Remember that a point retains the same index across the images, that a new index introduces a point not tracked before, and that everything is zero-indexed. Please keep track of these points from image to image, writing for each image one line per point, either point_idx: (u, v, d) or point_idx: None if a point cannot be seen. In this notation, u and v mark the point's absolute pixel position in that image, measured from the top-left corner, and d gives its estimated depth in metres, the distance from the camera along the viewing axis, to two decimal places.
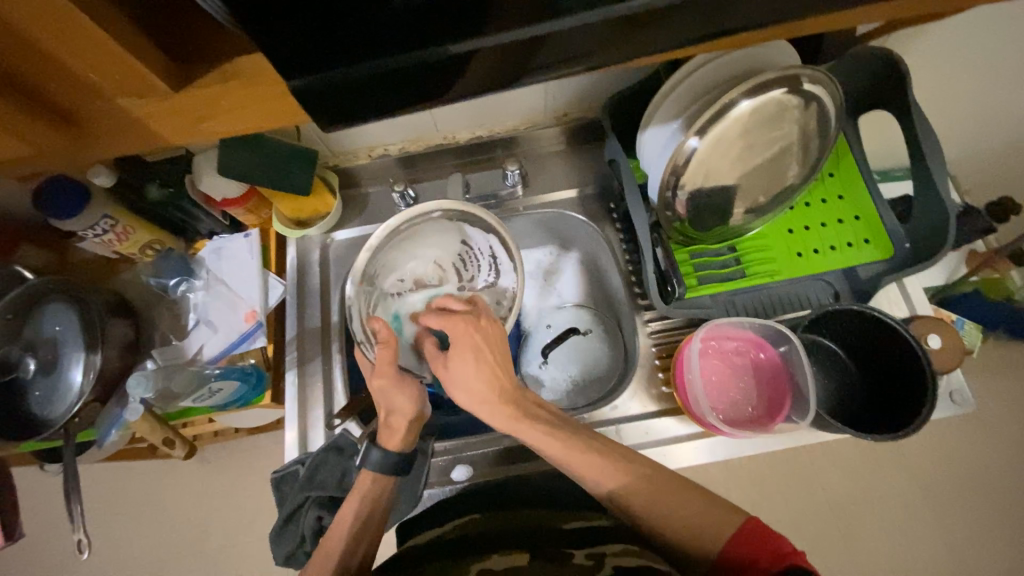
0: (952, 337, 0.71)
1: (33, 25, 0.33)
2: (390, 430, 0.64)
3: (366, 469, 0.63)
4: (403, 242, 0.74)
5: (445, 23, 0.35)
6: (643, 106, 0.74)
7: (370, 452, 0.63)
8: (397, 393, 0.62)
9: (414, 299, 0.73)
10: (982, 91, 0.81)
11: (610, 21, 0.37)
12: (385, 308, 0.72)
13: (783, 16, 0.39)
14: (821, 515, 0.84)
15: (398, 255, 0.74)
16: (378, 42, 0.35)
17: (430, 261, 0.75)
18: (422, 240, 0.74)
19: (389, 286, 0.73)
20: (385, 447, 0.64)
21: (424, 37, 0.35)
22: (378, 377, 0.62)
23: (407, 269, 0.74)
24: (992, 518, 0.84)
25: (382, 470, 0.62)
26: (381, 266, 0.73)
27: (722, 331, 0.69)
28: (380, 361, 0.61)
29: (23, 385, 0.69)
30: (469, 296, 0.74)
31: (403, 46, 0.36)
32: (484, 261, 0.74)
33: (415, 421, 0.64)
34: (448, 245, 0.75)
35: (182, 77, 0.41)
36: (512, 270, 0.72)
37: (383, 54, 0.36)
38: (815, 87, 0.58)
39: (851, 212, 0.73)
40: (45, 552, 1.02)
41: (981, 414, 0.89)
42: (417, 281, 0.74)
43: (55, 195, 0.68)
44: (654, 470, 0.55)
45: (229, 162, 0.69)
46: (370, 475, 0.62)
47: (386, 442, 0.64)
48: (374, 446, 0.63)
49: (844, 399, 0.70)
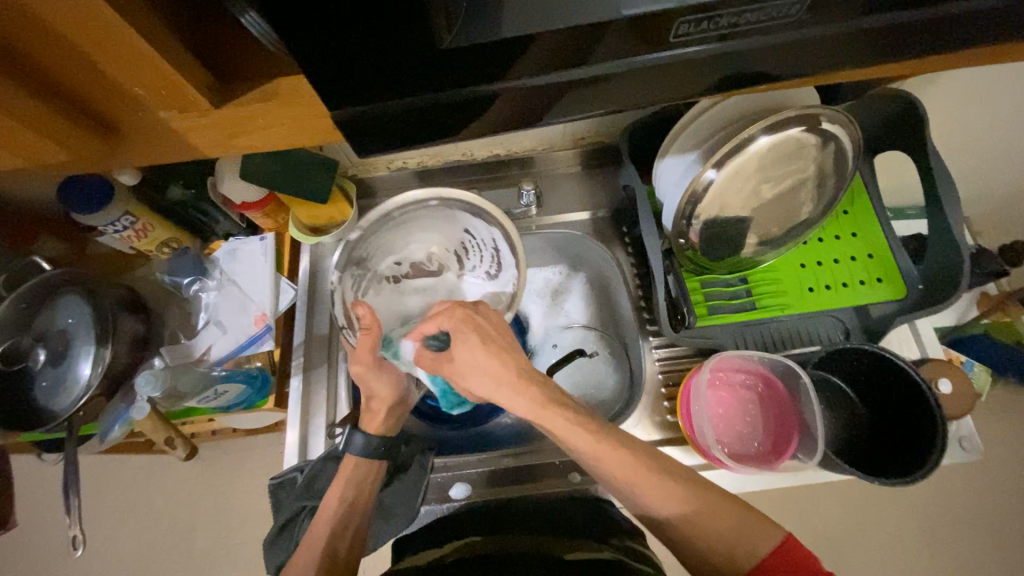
0: (963, 382, 0.70)
1: (85, 39, 0.34)
2: (371, 413, 0.65)
3: (350, 453, 0.63)
4: (398, 226, 0.73)
5: (471, 64, 0.35)
6: (661, 134, 0.75)
7: (354, 437, 0.64)
8: (375, 379, 0.63)
9: (410, 283, 0.76)
10: (999, 138, 0.81)
11: (642, 65, 0.37)
12: (376, 291, 0.74)
13: (812, 69, 0.39)
14: (821, 553, 0.83)
15: (392, 238, 0.73)
16: (420, 78, 0.35)
17: (428, 246, 0.75)
18: (417, 226, 0.74)
19: (383, 269, 0.74)
20: (368, 430, 0.64)
21: (466, 76, 0.36)
22: (356, 363, 0.62)
23: (405, 253, 0.75)
24: (999, 569, 0.82)
25: (366, 454, 0.63)
26: (373, 250, 0.73)
27: (730, 363, 0.69)
28: (361, 347, 0.61)
29: (32, 376, 0.69)
30: (462, 287, 0.76)
31: (445, 84, 0.36)
32: (486, 252, 0.73)
33: (397, 405, 0.65)
34: (447, 233, 0.74)
35: (222, 93, 0.41)
36: (514, 266, 0.71)
37: (423, 89, 0.36)
38: (833, 126, 0.58)
39: (865, 252, 0.73)
40: (35, 543, 1.02)
41: (988, 459, 0.88)
42: (412, 264, 0.75)
43: (78, 191, 0.69)
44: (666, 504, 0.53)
45: (251, 168, 0.70)
46: (354, 460, 0.63)
47: (367, 426, 0.65)
48: (357, 430, 0.64)
49: (851, 439, 0.69)
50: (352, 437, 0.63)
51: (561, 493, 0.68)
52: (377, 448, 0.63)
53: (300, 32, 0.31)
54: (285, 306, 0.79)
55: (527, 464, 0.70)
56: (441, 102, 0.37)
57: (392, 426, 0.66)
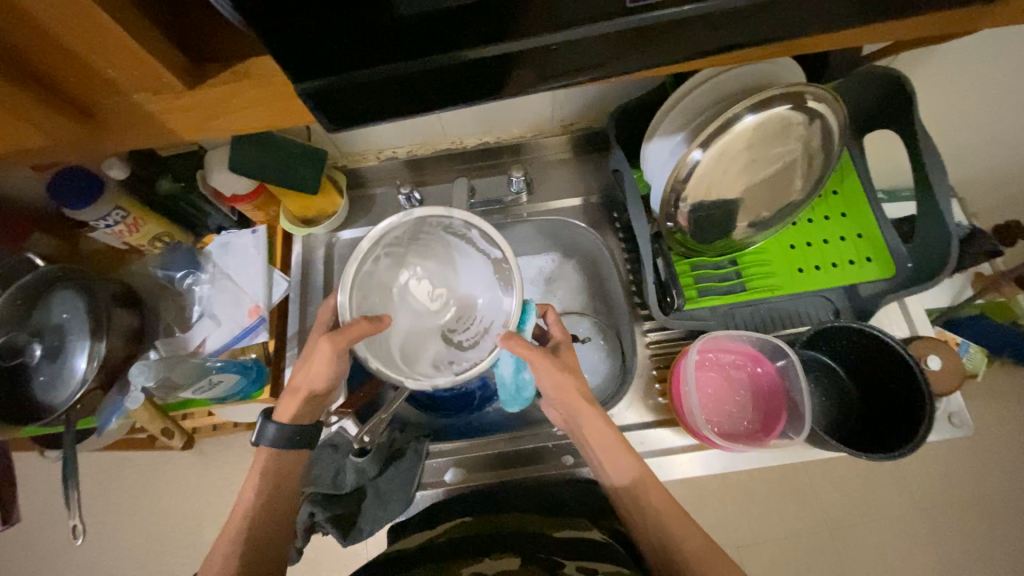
0: (953, 358, 0.70)
1: (57, 22, 0.34)
2: (290, 398, 0.62)
3: (263, 445, 0.61)
4: (456, 248, 0.70)
5: (433, 33, 0.35)
6: (650, 117, 0.74)
7: (266, 428, 0.61)
8: (319, 357, 0.59)
9: (407, 294, 0.68)
10: (993, 116, 0.81)
11: (620, 34, 0.37)
12: (384, 269, 0.67)
13: (790, 32, 0.40)
14: (817, 532, 0.84)
15: (438, 258, 0.71)
16: (400, 50, 0.36)
17: (452, 289, 0.70)
18: (464, 259, 0.70)
19: (408, 265, 0.69)
20: (281, 420, 0.62)
21: (447, 45, 0.36)
22: (328, 339, 0.58)
23: (427, 271, 0.70)
24: (994, 544, 0.83)
25: (280, 446, 0.61)
26: (420, 243, 0.69)
27: (719, 344, 0.69)
28: (352, 332, 0.58)
29: (27, 371, 0.70)
30: (431, 340, 0.67)
31: (425, 53, 0.36)
32: (478, 329, 0.67)
33: (318, 396, 0.63)
34: (475, 291, 0.69)
35: (198, 76, 0.42)
36: (489, 352, 0.63)
37: (404, 59, 0.36)
38: (819, 104, 0.58)
39: (854, 231, 0.74)
40: (41, 538, 1.03)
41: (982, 438, 0.89)
42: (426, 291, 0.68)
43: (67, 187, 0.69)
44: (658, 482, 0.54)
45: (237, 159, 0.69)
46: (268, 451, 0.61)
47: (281, 415, 0.62)
48: (270, 421, 0.61)
49: (839, 416, 0.70)
50: (264, 428, 0.61)
51: (554, 476, 0.69)
52: (290, 438, 0.61)
53: (274, 8, 0.31)
54: (279, 298, 0.80)
55: (528, 447, 0.71)
56: (407, 74, 0.38)
57: (307, 414, 0.64)
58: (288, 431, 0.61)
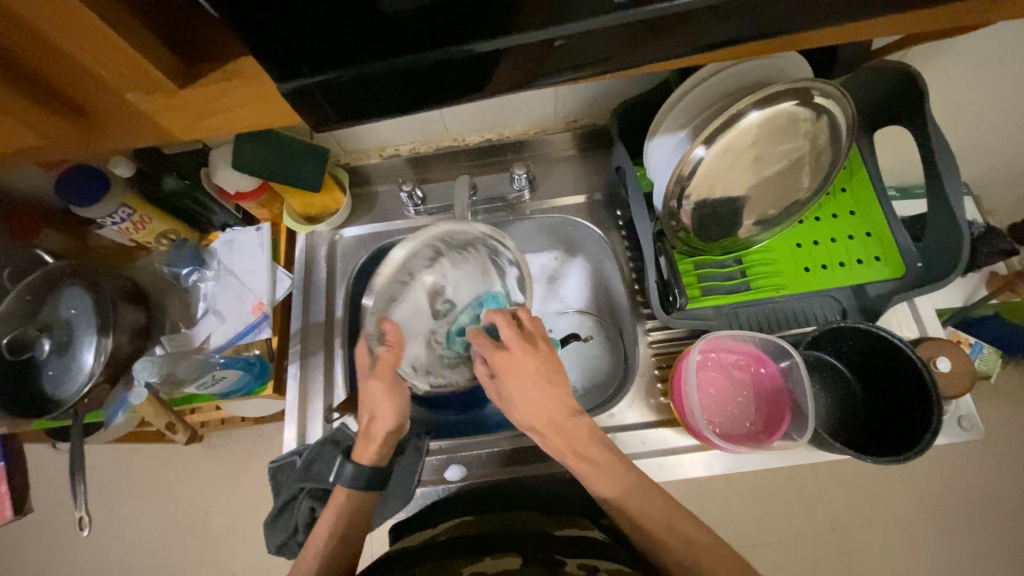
0: (963, 362, 0.69)
1: (47, 23, 0.34)
2: (368, 439, 0.62)
3: (341, 483, 0.61)
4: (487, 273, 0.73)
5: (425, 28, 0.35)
6: (654, 113, 0.73)
7: (345, 467, 0.61)
8: (382, 399, 0.61)
9: (421, 292, 0.72)
10: (1010, 112, 0.79)
11: (621, 28, 0.37)
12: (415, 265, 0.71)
13: (796, 25, 0.39)
14: (826, 534, 0.83)
15: (468, 271, 0.74)
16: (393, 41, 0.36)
17: (459, 303, 0.73)
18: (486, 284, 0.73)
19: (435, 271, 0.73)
20: (360, 460, 0.61)
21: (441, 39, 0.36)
22: (373, 377, 0.60)
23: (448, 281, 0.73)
24: (1007, 549, 0.82)
25: (356, 486, 0.60)
26: (460, 251, 0.73)
27: (722, 345, 0.68)
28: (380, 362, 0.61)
29: (35, 365, 0.71)
30: (415, 340, 0.70)
31: (418, 47, 0.36)
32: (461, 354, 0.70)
33: (394, 434, 0.62)
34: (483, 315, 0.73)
35: (189, 75, 0.42)
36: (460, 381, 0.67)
37: (397, 53, 0.36)
38: (826, 100, 0.57)
39: (863, 229, 0.72)
40: (53, 528, 1.05)
41: (993, 440, 0.88)
42: (441, 295, 0.73)
43: (75, 185, 0.69)
44: (657, 496, 0.55)
45: (244, 157, 0.70)
46: (344, 490, 0.60)
47: (360, 455, 0.62)
48: (347, 461, 0.61)
49: (845, 418, 0.69)
50: (343, 466, 0.61)
51: (555, 475, 0.69)
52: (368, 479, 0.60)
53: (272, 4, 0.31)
54: (283, 294, 0.80)
55: (532, 446, 0.70)
56: (395, 71, 0.37)
57: (385, 455, 0.63)
58: (366, 472, 0.60)
